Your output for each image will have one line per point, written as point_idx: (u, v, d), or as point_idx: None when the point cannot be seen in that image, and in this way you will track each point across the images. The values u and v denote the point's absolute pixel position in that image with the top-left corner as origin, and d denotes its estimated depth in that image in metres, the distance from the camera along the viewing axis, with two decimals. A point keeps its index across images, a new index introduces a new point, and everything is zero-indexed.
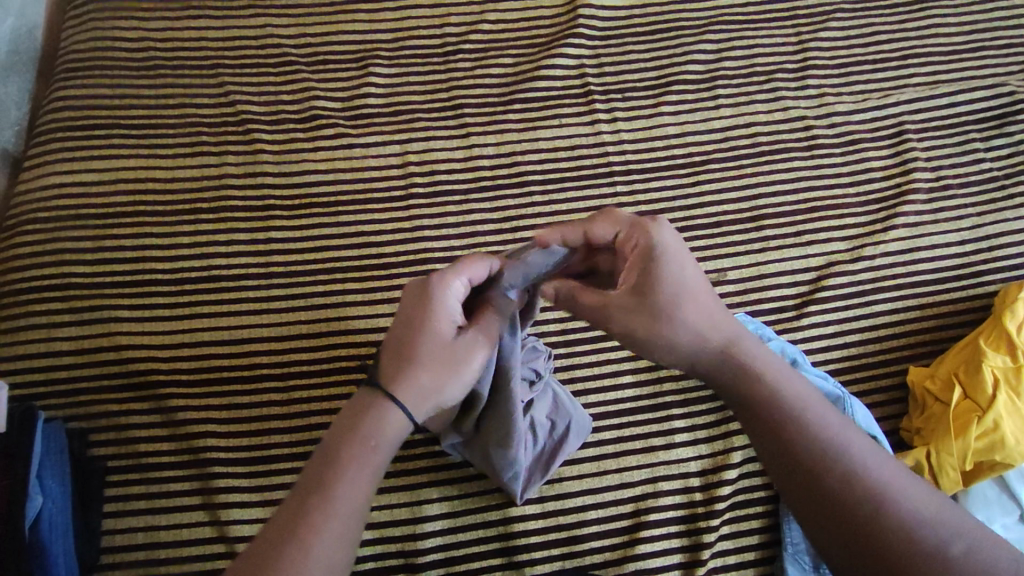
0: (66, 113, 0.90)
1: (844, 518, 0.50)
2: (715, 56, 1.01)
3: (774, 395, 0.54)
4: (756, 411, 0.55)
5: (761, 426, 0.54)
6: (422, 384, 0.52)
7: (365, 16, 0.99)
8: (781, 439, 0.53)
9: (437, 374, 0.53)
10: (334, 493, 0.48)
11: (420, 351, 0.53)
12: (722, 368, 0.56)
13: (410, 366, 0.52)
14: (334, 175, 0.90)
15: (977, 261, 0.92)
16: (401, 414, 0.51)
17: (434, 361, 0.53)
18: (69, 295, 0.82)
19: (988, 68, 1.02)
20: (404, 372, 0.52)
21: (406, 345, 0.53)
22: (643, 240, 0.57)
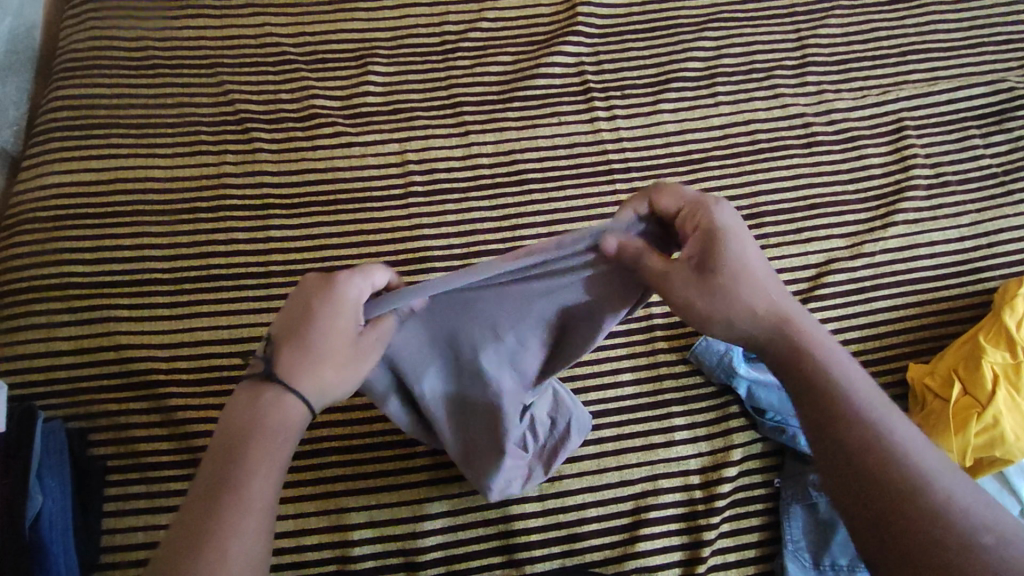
0: (64, 113, 0.90)
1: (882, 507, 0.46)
2: (714, 53, 1.01)
3: (821, 376, 0.51)
4: (806, 392, 0.51)
5: (808, 410, 0.51)
6: (313, 375, 0.45)
7: (364, 14, 0.98)
8: (826, 423, 0.50)
9: (325, 368, 0.45)
10: (237, 491, 0.42)
11: (308, 341, 0.45)
12: (768, 348, 0.53)
13: (309, 367, 0.45)
14: (333, 174, 0.90)
15: (977, 257, 0.92)
16: (292, 404, 0.45)
17: (324, 353, 0.45)
18: (68, 295, 0.82)
19: (988, 64, 1.02)
20: (301, 373, 0.45)
21: (305, 346, 0.45)
22: (705, 220, 0.48)
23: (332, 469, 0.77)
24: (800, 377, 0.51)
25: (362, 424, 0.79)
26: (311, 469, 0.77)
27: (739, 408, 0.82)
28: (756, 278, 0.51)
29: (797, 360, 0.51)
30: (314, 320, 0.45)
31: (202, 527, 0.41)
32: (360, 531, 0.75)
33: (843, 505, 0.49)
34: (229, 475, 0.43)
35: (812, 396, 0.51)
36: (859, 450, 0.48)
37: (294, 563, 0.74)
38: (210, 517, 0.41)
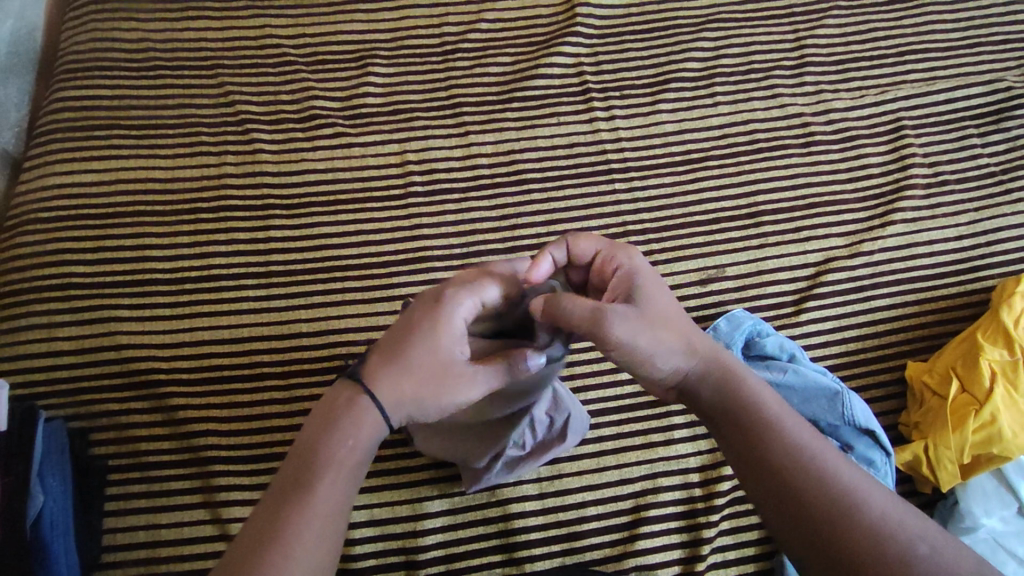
0: (65, 114, 0.90)
1: (811, 517, 0.47)
2: (713, 53, 1.01)
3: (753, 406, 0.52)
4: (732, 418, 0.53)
5: (740, 444, 0.52)
6: (403, 388, 0.50)
7: (364, 15, 0.99)
8: (756, 444, 0.51)
9: (430, 389, 0.51)
10: (308, 499, 0.46)
11: (414, 357, 0.51)
12: (710, 393, 0.54)
13: (400, 371, 0.50)
14: (333, 175, 0.90)
15: (975, 256, 0.93)
16: (380, 420, 0.50)
17: (422, 367, 0.51)
18: (69, 295, 0.82)
19: (986, 64, 1.02)
20: (388, 375, 0.50)
21: (403, 352, 0.51)
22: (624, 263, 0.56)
23: None
24: (731, 409, 0.53)
25: None
26: None
27: None
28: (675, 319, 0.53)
29: (730, 389, 0.53)
30: (428, 343, 0.51)
31: (268, 530, 0.45)
32: (360, 530, 0.75)
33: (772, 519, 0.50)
34: (298, 480, 0.47)
35: (738, 424, 0.52)
36: (790, 469, 0.49)
37: None
38: (282, 521, 0.45)
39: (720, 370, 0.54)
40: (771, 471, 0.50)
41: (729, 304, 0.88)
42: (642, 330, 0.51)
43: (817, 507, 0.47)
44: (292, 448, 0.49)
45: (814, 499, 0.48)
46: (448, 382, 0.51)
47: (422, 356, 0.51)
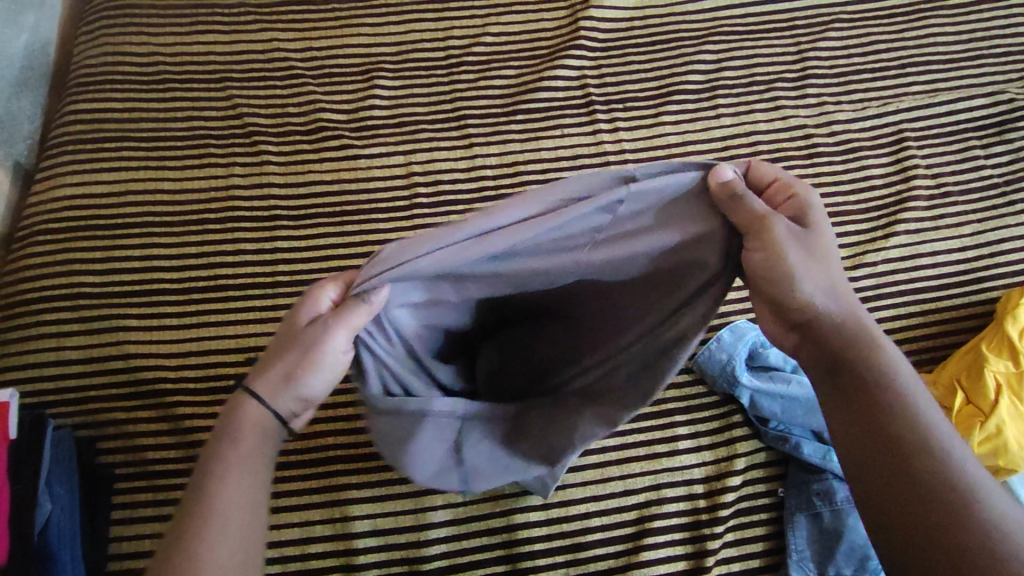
0: (77, 127, 0.92)
1: (921, 496, 0.46)
2: (715, 66, 1.02)
3: (881, 368, 0.49)
4: (855, 380, 0.50)
5: (856, 409, 0.49)
6: (279, 377, 0.51)
7: (370, 29, 1.00)
8: (873, 413, 0.49)
9: (291, 362, 0.51)
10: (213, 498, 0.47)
11: (280, 353, 0.52)
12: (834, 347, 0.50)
13: (275, 369, 0.52)
14: (339, 186, 0.91)
15: (979, 267, 0.93)
16: (261, 409, 0.51)
17: (289, 355, 0.51)
18: (78, 305, 0.83)
19: (987, 76, 1.03)
20: (268, 380, 0.52)
21: (271, 357, 0.52)
22: (795, 199, 0.52)
23: (336, 477, 0.78)
24: (861, 370, 0.50)
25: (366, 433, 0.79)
26: (315, 477, 0.77)
27: (742, 417, 0.82)
28: (831, 265, 0.51)
29: (860, 348, 0.50)
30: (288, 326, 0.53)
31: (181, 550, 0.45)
32: (364, 539, 0.76)
33: (875, 489, 0.48)
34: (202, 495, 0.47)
35: (866, 388, 0.49)
36: (912, 445, 0.47)
37: (299, 571, 0.74)
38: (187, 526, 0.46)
39: (857, 336, 0.50)
40: (880, 438, 0.48)
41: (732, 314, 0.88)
42: (797, 249, 0.50)
43: (928, 487, 0.46)
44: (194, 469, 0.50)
45: (926, 479, 0.46)
46: (307, 350, 0.50)
47: (282, 340, 0.52)
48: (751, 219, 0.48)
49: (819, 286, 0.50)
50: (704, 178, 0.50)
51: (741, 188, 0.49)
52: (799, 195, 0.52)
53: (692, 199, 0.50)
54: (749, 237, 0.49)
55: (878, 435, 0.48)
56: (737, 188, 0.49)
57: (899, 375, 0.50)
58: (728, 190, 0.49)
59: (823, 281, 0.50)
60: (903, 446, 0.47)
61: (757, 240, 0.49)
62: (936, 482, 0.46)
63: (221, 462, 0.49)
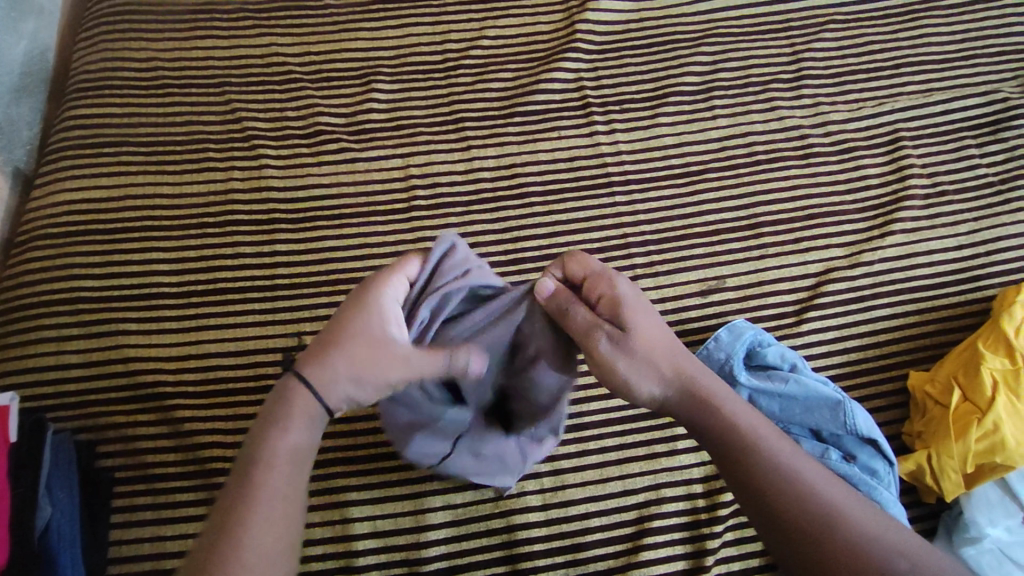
0: (77, 132, 0.92)
1: (810, 541, 0.54)
2: (711, 67, 1.02)
3: (733, 430, 0.56)
4: (719, 448, 0.57)
5: (731, 475, 0.57)
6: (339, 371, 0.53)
7: (368, 34, 1.01)
8: (736, 463, 0.56)
9: (354, 367, 0.52)
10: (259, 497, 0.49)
11: (349, 346, 0.53)
12: (683, 414, 0.58)
13: (339, 361, 0.53)
14: (337, 189, 0.92)
15: (975, 265, 0.93)
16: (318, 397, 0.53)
17: (357, 350, 0.52)
18: (78, 309, 0.83)
19: (982, 76, 1.04)
20: (328, 368, 0.53)
21: (339, 350, 0.53)
22: (607, 291, 0.57)
23: (335, 479, 0.78)
24: (722, 434, 0.56)
25: (366, 435, 0.79)
26: (314, 480, 0.78)
27: None
28: (666, 356, 0.57)
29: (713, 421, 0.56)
30: (358, 328, 0.53)
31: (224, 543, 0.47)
32: (364, 542, 0.76)
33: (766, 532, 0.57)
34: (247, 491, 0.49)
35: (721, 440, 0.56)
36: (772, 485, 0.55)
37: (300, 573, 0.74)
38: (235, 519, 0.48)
39: (699, 400, 0.57)
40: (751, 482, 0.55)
41: (730, 313, 0.89)
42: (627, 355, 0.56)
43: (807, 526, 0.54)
44: (240, 460, 0.51)
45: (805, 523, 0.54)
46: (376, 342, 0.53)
47: (350, 343, 0.53)
48: (579, 335, 0.56)
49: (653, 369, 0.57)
50: (534, 296, 0.57)
51: (563, 303, 0.56)
52: (615, 294, 0.57)
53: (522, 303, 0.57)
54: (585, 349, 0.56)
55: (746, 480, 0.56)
56: (556, 301, 0.56)
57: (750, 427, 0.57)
58: (551, 305, 0.56)
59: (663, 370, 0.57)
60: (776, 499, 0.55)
61: (590, 352, 0.56)
62: (818, 522, 0.54)
63: (266, 456, 0.50)
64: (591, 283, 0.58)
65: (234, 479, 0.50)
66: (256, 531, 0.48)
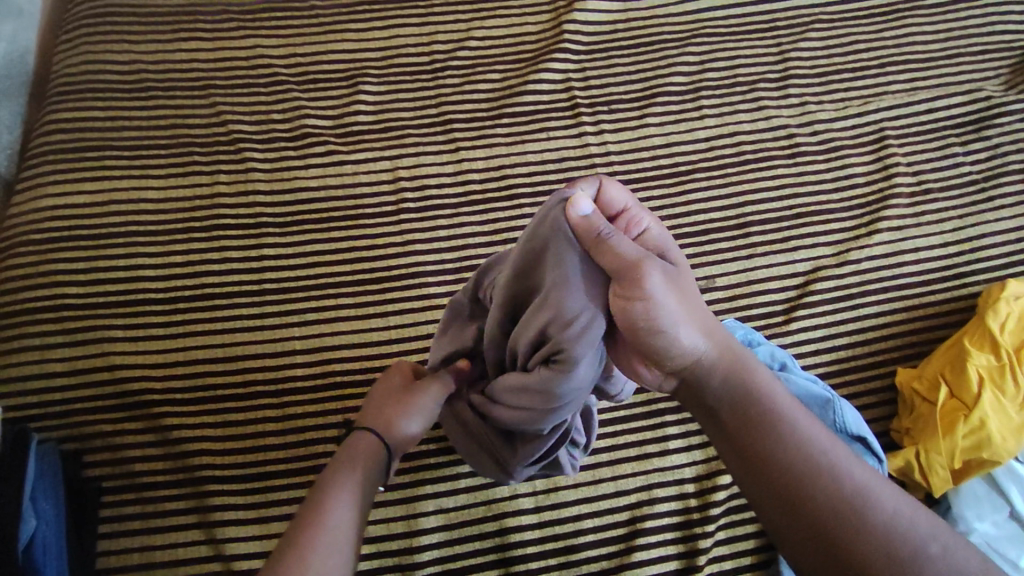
0: (58, 136, 0.91)
1: (836, 527, 0.47)
2: (698, 68, 1.03)
3: (765, 402, 0.50)
4: (746, 419, 0.50)
5: (749, 452, 0.50)
6: (388, 413, 0.61)
7: (354, 35, 1.00)
8: (764, 435, 0.50)
9: (397, 405, 0.61)
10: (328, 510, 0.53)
11: (388, 398, 0.62)
12: (714, 380, 0.51)
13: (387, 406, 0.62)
14: (325, 192, 0.91)
15: (960, 262, 0.94)
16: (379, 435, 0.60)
17: (397, 396, 0.62)
18: (62, 316, 0.82)
19: (965, 74, 1.05)
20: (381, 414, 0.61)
21: (381, 404, 0.62)
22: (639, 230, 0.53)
23: None
24: (750, 401, 0.51)
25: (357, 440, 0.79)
26: (306, 486, 0.77)
27: None
28: (701, 316, 0.51)
29: (738, 396, 0.51)
30: (389, 389, 0.64)
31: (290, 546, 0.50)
32: None
33: (784, 521, 0.49)
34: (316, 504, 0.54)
35: (750, 411, 0.50)
36: (800, 463, 0.48)
37: None
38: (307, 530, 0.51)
39: (729, 365, 0.51)
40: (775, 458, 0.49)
41: (720, 313, 0.89)
42: (674, 294, 0.48)
43: (836, 510, 0.47)
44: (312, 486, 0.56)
45: (830, 505, 0.47)
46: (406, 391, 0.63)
47: (387, 396, 0.63)
48: (624, 264, 0.47)
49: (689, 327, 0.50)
50: (565, 211, 0.49)
51: (603, 227, 0.48)
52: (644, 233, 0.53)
53: (551, 226, 0.49)
54: (624, 284, 0.47)
55: (775, 455, 0.49)
56: (595, 225, 0.48)
57: (782, 405, 0.51)
58: (586, 230, 0.48)
59: (698, 327, 0.50)
60: (800, 478, 0.48)
61: (635, 288, 0.47)
62: (845, 505, 0.47)
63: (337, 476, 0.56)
64: (624, 218, 0.54)
65: (307, 502, 0.54)
66: (326, 538, 0.51)
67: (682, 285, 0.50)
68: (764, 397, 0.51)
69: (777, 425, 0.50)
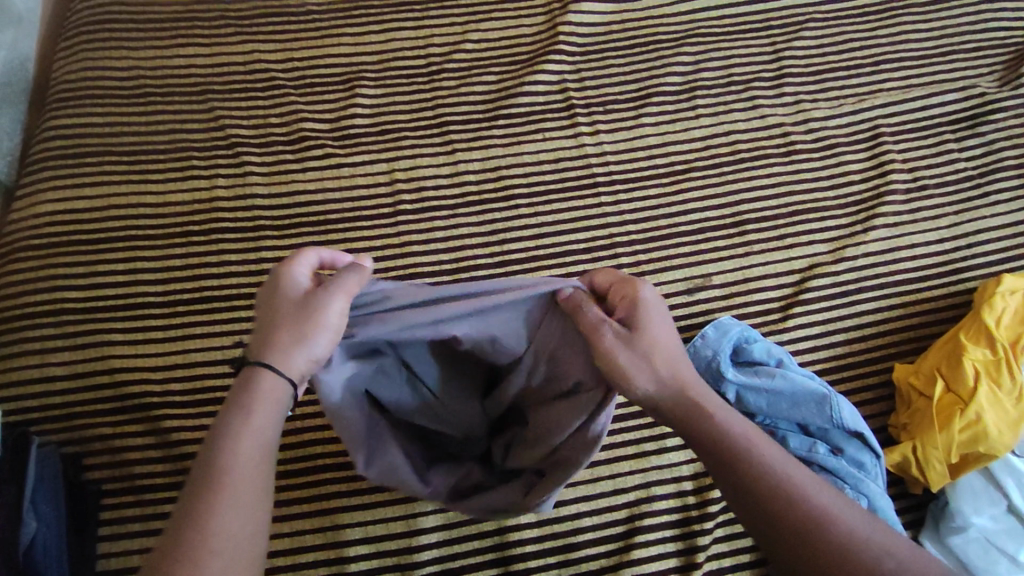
0: (58, 142, 0.92)
1: (803, 543, 0.51)
2: (693, 67, 1.03)
3: (726, 436, 0.54)
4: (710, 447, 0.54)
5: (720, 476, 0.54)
6: (282, 348, 0.51)
7: (350, 39, 1.01)
8: (730, 457, 0.53)
9: (290, 333, 0.51)
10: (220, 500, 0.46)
11: (277, 321, 0.52)
12: (678, 411, 0.55)
13: (275, 335, 0.52)
14: (323, 195, 0.92)
15: (957, 258, 0.94)
16: (282, 378, 0.51)
17: (286, 320, 0.52)
18: (62, 321, 0.82)
19: (959, 71, 1.05)
20: (275, 348, 0.51)
21: (273, 331, 0.52)
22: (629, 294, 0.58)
23: (326, 486, 0.77)
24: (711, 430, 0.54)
25: None
26: (301, 487, 0.77)
27: None
28: (662, 356, 0.55)
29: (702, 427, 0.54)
30: (281, 306, 0.53)
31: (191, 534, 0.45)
32: (357, 548, 0.75)
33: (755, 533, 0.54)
34: (227, 476, 0.46)
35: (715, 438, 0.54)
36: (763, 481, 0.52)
37: None
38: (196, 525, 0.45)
39: (690, 400, 0.55)
40: (743, 479, 0.53)
41: (717, 312, 0.89)
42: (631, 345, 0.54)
43: (799, 525, 0.51)
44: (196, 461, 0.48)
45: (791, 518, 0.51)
46: (305, 318, 0.51)
47: (280, 318, 0.53)
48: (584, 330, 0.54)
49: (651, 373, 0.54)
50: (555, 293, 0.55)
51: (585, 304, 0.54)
52: (632, 296, 0.57)
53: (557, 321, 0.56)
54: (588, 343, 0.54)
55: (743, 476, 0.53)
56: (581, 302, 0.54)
57: (740, 429, 0.54)
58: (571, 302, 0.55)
59: (659, 370, 0.55)
60: (763, 504, 0.52)
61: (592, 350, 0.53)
62: (810, 524, 0.51)
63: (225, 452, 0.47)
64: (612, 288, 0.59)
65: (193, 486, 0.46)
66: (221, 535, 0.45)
67: (647, 338, 0.55)
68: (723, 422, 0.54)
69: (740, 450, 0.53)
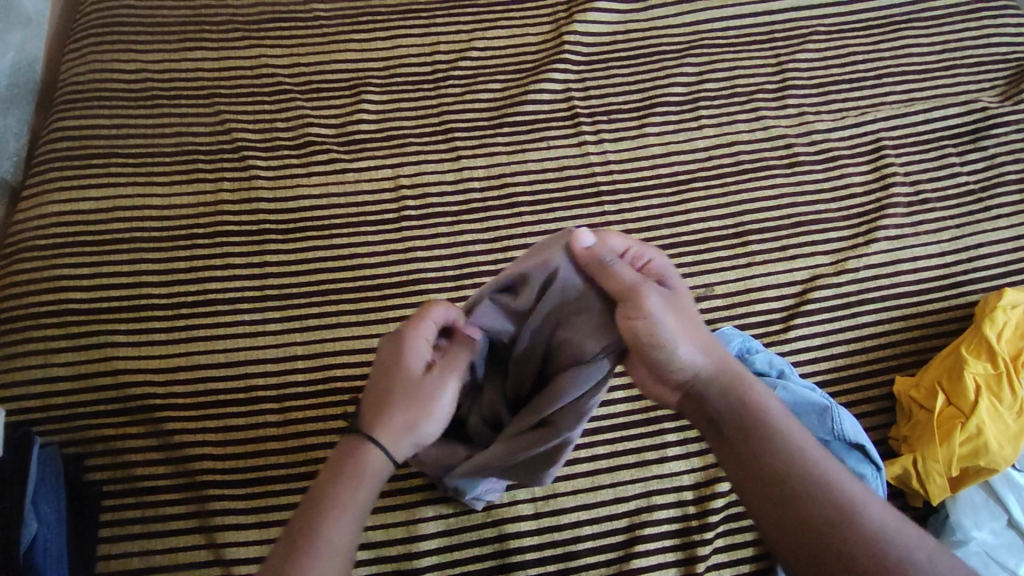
0: (65, 143, 0.92)
1: (827, 533, 0.48)
2: (697, 78, 1.04)
3: (761, 414, 0.53)
4: (743, 424, 0.53)
5: (737, 455, 0.53)
6: (392, 422, 0.54)
7: (356, 45, 1.02)
8: (763, 436, 0.52)
9: (408, 413, 0.54)
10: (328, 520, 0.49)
11: (395, 396, 0.54)
12: (713, 390, 0.55)
13: (389, 409, 0.54)
14: (328, 200, 0.92)
15: (957, 272, 0.95)
16: (386, 458, 0.53)
17: (402, 398, 0.54)
18: (65, 321, 0.83)
19: (962, 86, 1.06)
20: (389, 423, 0.54)
21: (386, 405, 0.54)
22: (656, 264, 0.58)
23: None
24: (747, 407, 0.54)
25: None
26: (302, 491, 0.77)
27: None
28: (700, 328, 0.55)
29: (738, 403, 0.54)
30: (398, 376, 0.55)
31: (314, 527, 0.49)
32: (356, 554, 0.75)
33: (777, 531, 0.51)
34: (339, 502, 0.50)
35: (749, 416, 0.53)
36: (792, 468, 0.50)
37: None
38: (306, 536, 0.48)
39: (729, 378, 0.55)
40: (773, 461, 0.51)
41: (718, 322, 0.89)
42: (672, 315, 0.53)
43: (825, 519, 0.48)
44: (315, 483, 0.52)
45: (820, 508, 0.49)
46: (426, 406, 0.54)
47: (396, 391, 0.54)
48: (625, 288, 0.53)
49: (693, 343, 0.54)
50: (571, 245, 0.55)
51: (604, 256, 0.55)
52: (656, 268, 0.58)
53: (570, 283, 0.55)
54: (626, 306, 0.52)
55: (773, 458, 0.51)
56: (598, 253, 0.55)
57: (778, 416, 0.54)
58: (593, 254, 0.55)
59: (696, 343, 0.54)
60: (792, 488, 0.50)
61: (633, 305, 0.52)
62: (840, 521, 0.48)
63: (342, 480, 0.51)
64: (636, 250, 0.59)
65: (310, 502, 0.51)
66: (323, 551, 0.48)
67: (685, 309, 0.55)
68: (762, 407, 0.54)
69: (775, 434, 0.52)
